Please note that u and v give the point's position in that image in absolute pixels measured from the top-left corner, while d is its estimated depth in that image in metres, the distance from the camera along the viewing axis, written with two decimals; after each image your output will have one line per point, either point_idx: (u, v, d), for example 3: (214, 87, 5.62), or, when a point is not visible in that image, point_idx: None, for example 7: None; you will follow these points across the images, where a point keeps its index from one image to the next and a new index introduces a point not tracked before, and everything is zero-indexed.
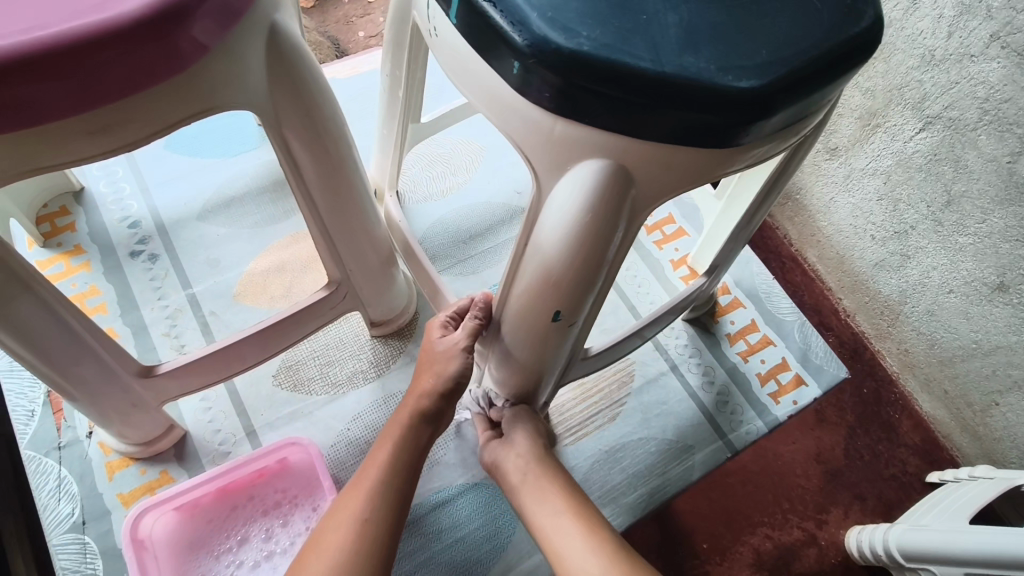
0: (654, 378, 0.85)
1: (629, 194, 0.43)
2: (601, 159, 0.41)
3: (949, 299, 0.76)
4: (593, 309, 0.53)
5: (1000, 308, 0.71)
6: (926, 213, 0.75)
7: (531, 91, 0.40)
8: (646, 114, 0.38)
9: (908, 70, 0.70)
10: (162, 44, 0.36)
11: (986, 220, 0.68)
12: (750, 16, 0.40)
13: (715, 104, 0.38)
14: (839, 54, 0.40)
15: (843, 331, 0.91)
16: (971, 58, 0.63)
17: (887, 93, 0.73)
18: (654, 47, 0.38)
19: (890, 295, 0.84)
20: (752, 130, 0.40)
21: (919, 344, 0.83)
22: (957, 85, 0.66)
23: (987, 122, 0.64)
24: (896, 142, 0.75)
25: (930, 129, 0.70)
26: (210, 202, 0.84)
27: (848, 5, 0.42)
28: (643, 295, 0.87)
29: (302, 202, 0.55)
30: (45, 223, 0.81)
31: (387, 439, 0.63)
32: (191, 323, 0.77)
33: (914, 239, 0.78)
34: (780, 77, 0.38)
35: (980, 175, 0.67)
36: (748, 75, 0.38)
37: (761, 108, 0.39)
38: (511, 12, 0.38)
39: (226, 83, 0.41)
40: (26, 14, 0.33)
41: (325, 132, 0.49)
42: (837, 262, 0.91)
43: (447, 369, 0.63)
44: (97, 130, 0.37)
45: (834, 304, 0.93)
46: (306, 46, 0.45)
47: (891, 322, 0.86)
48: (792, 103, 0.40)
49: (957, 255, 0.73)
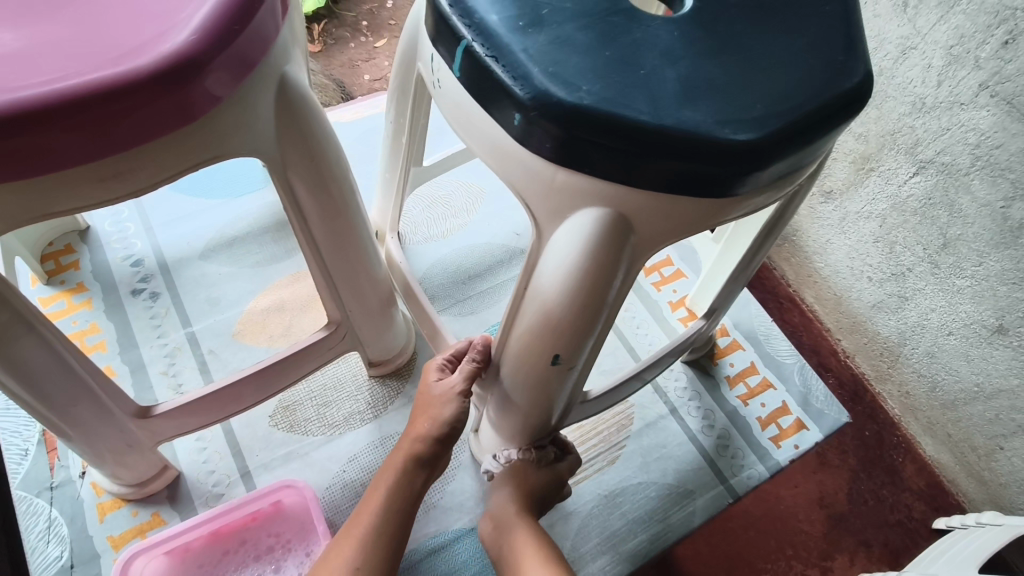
0: (654, 421, 0.83)
1: (626, 241, 0.44)
2: (601, 208, 0.42)
3: (949, 342, 0.76)
4: (592, 354, 0.53)
5: (1001, 351, 0.71)
6: (922, 255, 0.75)
7: (531, 141, 0.41)
8: (643, 164, 0.39)
9: (900, 117, 0.72)
10: (177, 96, 0.36)
11: (982, 263, 0.69)
12: (744, 71, 0.41)
13: (711, 156, 0.39)
14: (834, 107, 0.41)
15: (843, 373, 0.91)
16: (961, 106, 0.65)
17: (880, 139, 0.75)
18: (652, 100, 0.39)
19: (889, 337, 0.84)
20: (748, 180, 0.41)
21: (919, 387, 0.83)
22: (947, 131, 0.67)
23: (979, 168, 0.66)
24: (890, 186, 0.76)
25: (923, 173, 0.72)
26: (213, 241, 0.85)
27: (842, 60, 0.43)
28: (642, 337, 0.87)
29: (304, 241, 0.55)
30: (49, 260, 0.81)
31: (381, 489, 0.62)
32: (190, 361, 0.77)
33: (910, 281, 0.78)
34: (775, 129, 0.39)
35: (975, 220, 0.68)
36: (744, 128, 0.39)
37: (756, 159, 0.39)
38: (514, 66, 0.39)
39: (235, 131, 0.42)
40: (48, 67, 0.35)
41: (329, 176, 0.51)
42: (836, 303, 0.91)
43: (444, 411, 0.63)
44: (109, 177, 0.38)
45: (833, 346, 0.93)
46: (314, 95, 0.47)
47: (891, 364, 0.86)
48: (787, 154, 0.41)
49: (955, 298, 0.73)
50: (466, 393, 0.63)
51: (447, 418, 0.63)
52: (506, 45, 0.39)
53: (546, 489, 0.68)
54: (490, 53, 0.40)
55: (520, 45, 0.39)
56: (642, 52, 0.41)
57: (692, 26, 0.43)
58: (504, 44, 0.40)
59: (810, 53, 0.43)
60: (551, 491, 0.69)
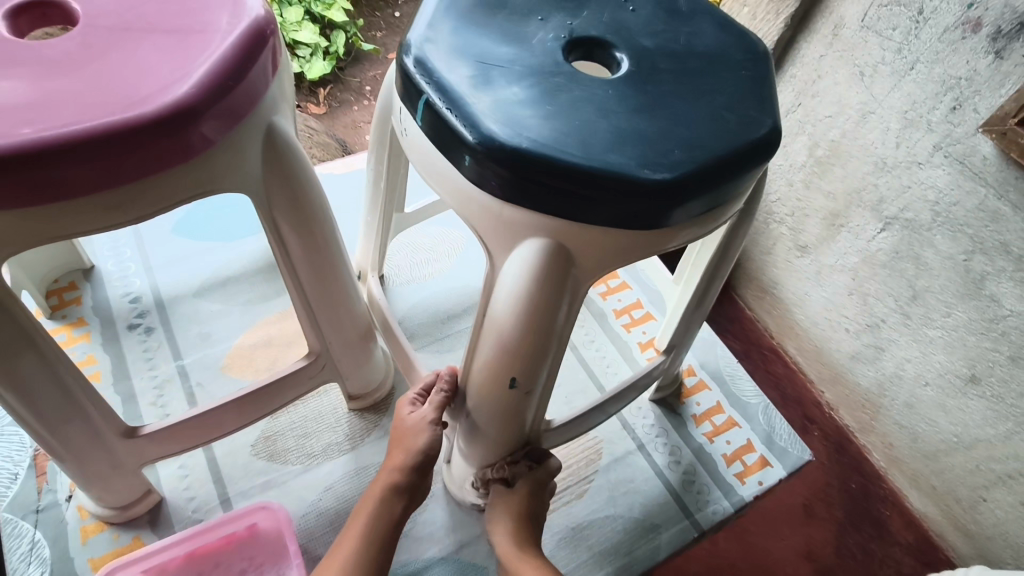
0: (622, 456, 0.86)
1: (568, 270, 0.49)
2: (542, 238, 0.48)
3: (925, 393, 0.82)
4: (548, 379, 0.58)
5: (975, 400, 0.76)
6: (894, 306, 0.82)
7: (483, 181, 0.47)
8: (577, 199, 0.45)
9: (864, 175, 0.79)
10: (175, 138, 0.43)
11: (950, 314, 0.76)
12: (667, 122, 0.48)
13: (636, 194, 0.45)
14: (746, 154, 0.48)
15: (829, 426, 0.95)
16: (919, 165, 0.73)
17: (847, 197, 0.82)
18: (584, 145, 0.45)
19: (869, 388, 0.89)
20: (671, 215, 0.47)
21: (902, 439, 0.87)
22: (908, 189, 0.75)
23: (940, 223, 0.73)
24: (861, 241, 0.83)
25: (890, 229, 0.79)
26: (208, 281, 0.91)
27: (754, 117, 0.49)
28: (611, 373, 0.91)
29: (288, 274, 0.61)
30: (54, 296, 0.87)
31: (357, 526, 0.65)
32: (178, 393, 0.81)
33: (885, 332, 0.84)
34: (691, 171, 0.45)
35: (940, 272, 0.75)
36: (662, 170, 0.45)
37: (674, 196, 0.45)
38: (467, 117, 0.45)
39: (225, 170, 0.48)
40: (64, 109, 0.41)
41: (310, 214, 0.57)
42: (816, 354, 0.96)
43: (417, 441, 0.66)
44: (113, 207, 0.44)
45: (818, 398, 0.97)
46: (298, 142, 0.53)
47: (873, 416, 0.90)
48: (703, 193, 0.47)
49: (929, 348, 0.79)
50: (437, 422, 0.66)
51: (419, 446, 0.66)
52: (461, 99, 0.46)
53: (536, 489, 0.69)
54: (446, 105, 0.46)
55: (471, 98, 0.46)
56: (579, 108, 0.47)
57: (626, 87, 0.50)
58: (458, 98, 0.46)
59: (726, 110, 0.49)
60: (542, 496, 0.70)
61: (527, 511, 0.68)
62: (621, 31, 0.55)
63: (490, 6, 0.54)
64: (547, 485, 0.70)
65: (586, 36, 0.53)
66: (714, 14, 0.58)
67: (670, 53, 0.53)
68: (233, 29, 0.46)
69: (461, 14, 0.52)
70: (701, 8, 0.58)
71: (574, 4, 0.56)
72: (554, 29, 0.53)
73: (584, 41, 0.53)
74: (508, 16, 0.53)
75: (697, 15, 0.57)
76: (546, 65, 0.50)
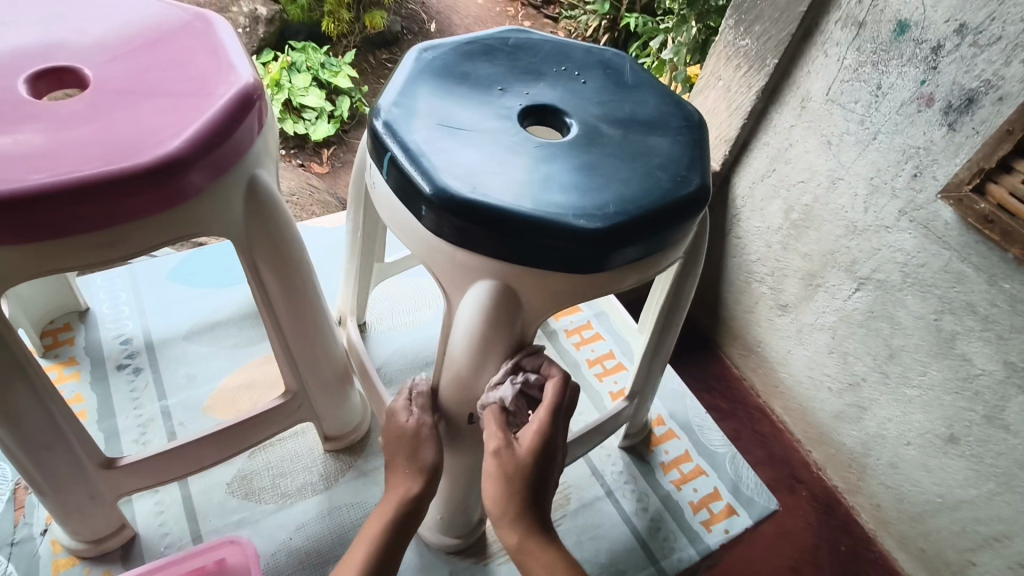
0: (589, 501, 0.88)
1: (516, 311, 0.55)
2: (492, 280, 0.53)
3: (908, 451, 0.97)
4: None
5: (957, 459, 0.91)
6: (873, 365, 0.98)
7: (439, 229, 0.52)
8: (520, 244, 0.50)
9: (837, 238, 0.97)
10: (164, 185, 0.48)
11: (926, 372, 0.91)
12: (605, 179, 0.53)
13: (573, 240, 0.50)
14: (676, 208, 0.53)
15: (817, 486, 1.15)
16: (887, 229, 0.89)
17: (822, 258, 1.00)
18: (528, 197, 0.50)
19: (854, 446, 1.08)
20: (609, 259, 0.52)
21: (890, 499, 1.04)
22: (879, 250, 0.91)
23: (910, 284, 0.89)
24: (837, 300, 1.00)
25: (863, 289, 0.95)
26: (197, 324, 0.95)
27: (685, 176, 0.55)
28: (577, 416, 0.95)
29: (268, 316, 0.66)
30: (48, 336, 0.91)
31: (357, 554, 0.57)
32: (160, 431, 0.84)
33: (866, 391, 1.01)
34: (624, 219, 0.51)
35: (914, 332, 0.90)
36: (598, 220, 0.50)
37: (608, 243, 0.50)
38: (424, 171, 0.51)
39: (209, 215, 0.54)
40: (67, 157, 0.46)
41: (289, 259, 0.62)
42: (802, 412, 1.16)
43: (424, 459, 0.60)
44: (104, 245, 0.49)
45: (805, 457, 1.18)
46: (279, 195, 0.59)
47: (860, 475, 1.09)
48: (637, 240, 0.52)
49: (908, 407, 0.95)
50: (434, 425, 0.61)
51: (428, 465, 0.60)
52: (420, 156, 0.52)
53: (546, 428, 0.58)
54: (407, 160, 0.52)
55: (428, 156, 0.52)
56: (525, 166, 0.53)
57: (571, 149, 0.56)
58: (418, 155, 0.52)
59: (661, 169, 0.55)
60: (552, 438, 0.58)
61: (535, 455, 0.57)
62: (571, 99, 0.61)
63: (454, 78, 0.61)
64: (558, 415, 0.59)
65: (538, 104, 0.60)
66: (656, 88, 0.65)
67: (614, 121, 0.60)
68: (224, 94, 0.52)
69: (428, 84, 0.60)
70: (645, 83, 0.65)
71: (532, 77, 0.63)
72: (511, 98, 0.60)
73: (538, 109, 0.60)
74: (471, 87, 0.61)
75: (642, 89, 0.65)
76: (500, 128, 0.57)
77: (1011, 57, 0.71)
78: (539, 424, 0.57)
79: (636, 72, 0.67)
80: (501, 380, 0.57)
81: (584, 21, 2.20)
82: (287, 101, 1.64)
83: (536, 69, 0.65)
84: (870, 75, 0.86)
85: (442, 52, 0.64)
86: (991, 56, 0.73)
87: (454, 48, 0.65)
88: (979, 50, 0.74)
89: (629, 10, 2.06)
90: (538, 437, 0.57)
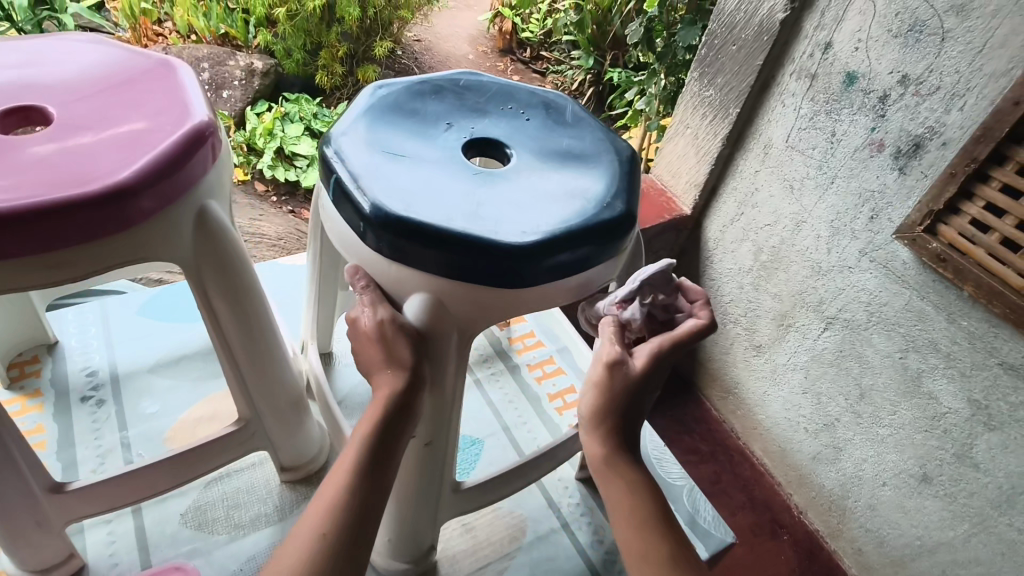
0: (546, 534, 0.89)
1: (450, 330, 0.58)
2: (423, 293, 0.56)
3: (885, 492, 0.98)
4: (447, 433, 0.65)
5: (931, 499, 0.91)
6: (846, 405, 1.00)
7: (379, 246, 0.55)
8: (447, 258, 0.53)
9: (803, 279, 1.01)
10: (113, 211, 0.51)
11: (896, 412, 0.93)
12: (533, 204, 0.57)
13: (499, 255, 0.53)
14: (601, 231, 0.57)
15: (798, 529, 1.15)
16: (849, 270, 0.93)
17: (792, 298, 1.04)
18: (457, 216, 0.54)
19: (833, 488, 1.08)
20: (537, 275, 0.55)
21: (870, 542, 1.03)
22: (843, 291, 0.95)
23: (875, 322, 0.92)
24: (808, 341, 1.03)
25: (831, 329, 0.99)
26: (161, 358, 0.98)
27: (611, 203, 0.59)
28: (529, 437, 0.98)
29: (219, 342, 0.68)
30: (15, 368, 0.93)
31: (344, 465, 0.53)
32: (118, 460, 0.85)
33: (841, 431, 1.03)
34: (550, 239, 0.54)
35: (881, 370, 0.93)
36: (523, 238, 0.53)
37: (531, 258, 0.53)
38: (363, 193, 0.55)
39: (157, 241, 0.57)
40: (23, 185, 0.50)
41: (239, 286, 0.65)
42: (782, 455, 1.17)
43: (400, 355, 0.56)
44: (53, 266, 0.52)
45: (786, 500, 1.18)
46: (230, 226, 0.63)
47: (840, 518, 1.08)
48: (561, 259, 0.55)
49: (881, 447, 0.97)
50: (396, 318, 0.56)
51: (406, 363, 0.56)
52: (361, 178, 0.56)
53: (665, 356, 0.60)
54: (350, 181, 0.56)
55: (369, 178, 0.56)
56: (460, 191, 0.57)
57: (506, 178, 0.60)
58: (360, 177, 0.56)
59: (587, 197, 0.59)
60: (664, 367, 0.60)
61: (645, 379, 0.59)
62: (511, 135, 0.66)
63: (403, 114, 0.66)
64: (679, 354, 0.61)
65: (479, 138, 0.65)
66: (595, 126, 0.70)
67: (550, 155, 0.64)
68: (178, 130, 0.57)
69: (378, 118, 0.64)
70: (584, 122, 0.70)
71: (479, 114, 0.68)
72: (455, 132, 0.65)
73: (480, 142, 0.65)
74: (418, 122, 0.65)
75: (580, 128, 0.69)
76: (442, 158, 0.61)
77: (950, 106, 0.76)
78: (657, 350, 0.59)
79: (577, 112, 0.72)
80: (628, 301, 0.62)
81: (570, 75, 2.30)
82: (279, 148, 1.72)
83: (482, 107, 0.69)
84: (825, 123, 0.91)
85: (395, 90, 0.69)
86: (932, 105, 0.78)
87: (407, 86, 0.69)
88: (921, 99, 0.79)
89: (612, 66, 2.17)
90: (651, 358, 0.59)
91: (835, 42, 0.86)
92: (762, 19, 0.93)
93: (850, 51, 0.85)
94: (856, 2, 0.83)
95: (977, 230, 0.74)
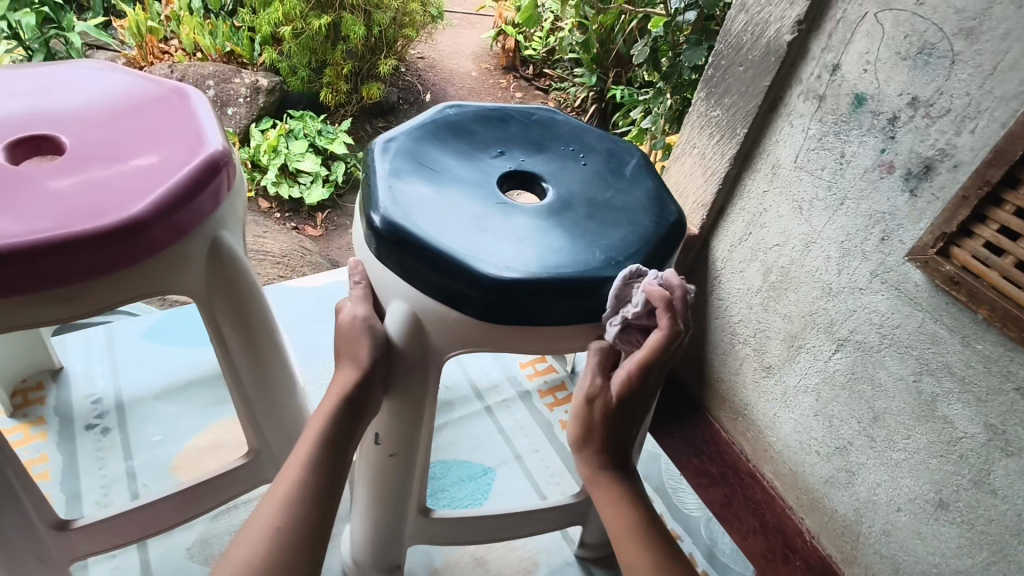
0: (558, 567, 0.86)
1: (423, 347, 0.57)
2: (404, 300, 0.56)
3: (900, 518, 0.95)
4: (411, 445, 0.64)
5: (947, 526, 0.89)
6: (859, 428, 0.98)
7: (379, 251, 0.56)
8: (438, 279, 0.53)
9: (814, 300, 0.99)
10: (126, 246, 0.50)
11: (911, 436, 0.91)
12: (539, 242, 0.57)
13: (477, 286, 0.52)
14: (594, 284, 0.55)
15: (811, 554, 1.11)
16: (861, 291, 0.92)
17: (802, 319, 1.02)
18: (455, 243, 0.54)
19: (846, 512, 1.05)
20: (528, 312, 0.54)
21: (885, 567, 1.00)
22: (854, 312, 0.93)
23: (887, 345, 0.90)
24: (819, 363, 1.01)
25: (843, 350, 0.97)
26: (168, 385, 0.96)
27: (620, 263, 0.56)
28: (555, 484, 0.93)
29: (229, 372, 0.66)
30: (19, 396, 0.91)
31: (300, 457, 0.52)
32: (123, 492, 0.83)
33: (853, 454, 1.00)
34: (534, 277, 0.53)
35: (895, 393, 0.91)
36: (511, 271, 0.53)
37: (519, 293, 0.53)
38: (376, 200, 0.56)
39: (168, 275, 0.56)
40: (36, 219, 0.48)
41: (248, 315, 0.64)
42: (793, 478, 1.14)
43: (360, 353, 0.55)
44: (65, 300, 0.50)
45: (798, 525, 1.15)
46: (245, 257, 0.62)
47: (853, 544, 1.05)
48: (558, 302, 0.54)
49: (896, 471, 0.94)
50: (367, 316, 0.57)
51: (362, 361, 0.55)
52: (376, 185, 0.58)
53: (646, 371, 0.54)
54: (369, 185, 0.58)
55: (390, 186, 0.58)
56: (469, 219, 0.57)
57: (519, 213, 0.60)
58: (377, 183, 0.58)
59: (599, 250, 0.57)
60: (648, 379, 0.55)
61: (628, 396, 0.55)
62: (556, 173, 0.66)
63: (458, 134, 0.68)
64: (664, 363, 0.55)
65: (522, 170, 0.65)
66: (651, 183, 0.67)
67: (584, 199, 0.63)
68: (191, 160, 0.55)
69: (429, 135, 0.66)
70: (641, 179, 0.67)
71: (536, 149, 0.69)
72: (502, 161, 0.66)
73: (519, 175, 0.65)
74: (469, 144, 0.67)
75: (633, 183, 0.67)
76: (473, 184, 0.62)
77: (961, 128, 0.75)
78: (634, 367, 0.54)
79: (639, 167, 0.69)
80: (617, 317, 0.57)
81: (573, 92, 2.31)
82: (284, 165, 1.72)
83: (542, 142, 0.70)
84: (834, 144, 0.90)
85: (464, 112, 0.71)
86: (942, 127, 0.77)
87: (477, 111, 0.72)
88: (931, 121, 0.78)
89: (615, 82, 2.17)
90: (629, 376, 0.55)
91: (843, 64, 0.86)
92: (770, 40, 0.92)
93: (858, 73, 0.84)
94: (863, 24, 0.82)
95: (990, 252, 0.73)
